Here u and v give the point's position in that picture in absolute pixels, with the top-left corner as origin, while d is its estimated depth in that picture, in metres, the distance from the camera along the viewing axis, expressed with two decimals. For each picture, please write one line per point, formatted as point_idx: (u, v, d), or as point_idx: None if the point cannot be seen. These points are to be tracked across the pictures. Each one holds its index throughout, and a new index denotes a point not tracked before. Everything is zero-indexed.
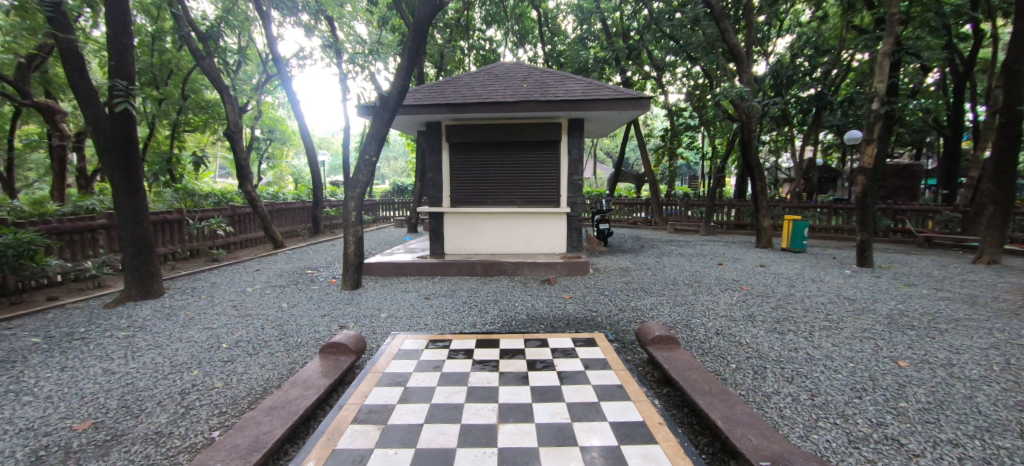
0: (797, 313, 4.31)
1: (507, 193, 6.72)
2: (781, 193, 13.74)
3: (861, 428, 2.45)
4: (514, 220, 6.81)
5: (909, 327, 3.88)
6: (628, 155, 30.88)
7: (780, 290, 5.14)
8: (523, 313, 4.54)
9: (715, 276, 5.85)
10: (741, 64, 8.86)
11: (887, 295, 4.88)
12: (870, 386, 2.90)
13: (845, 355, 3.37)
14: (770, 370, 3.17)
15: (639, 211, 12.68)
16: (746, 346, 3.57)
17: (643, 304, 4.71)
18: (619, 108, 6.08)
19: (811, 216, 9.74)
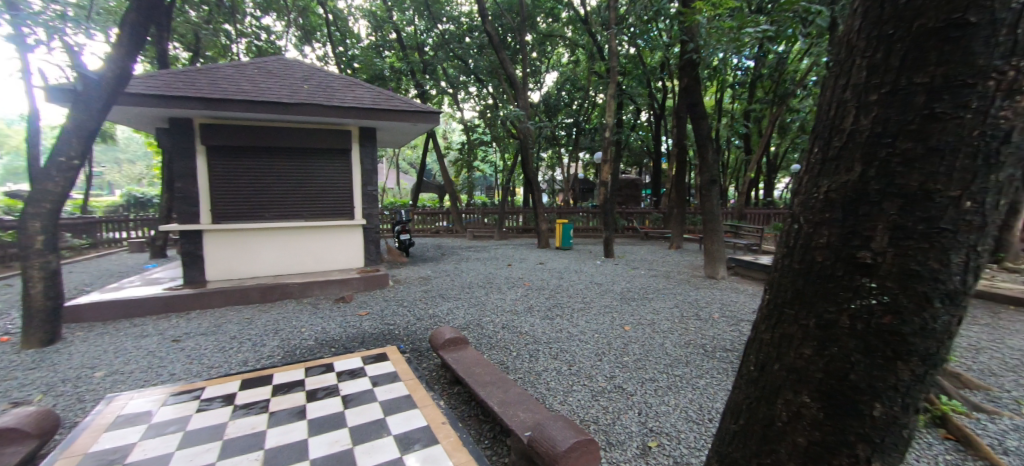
0: (562, 300, 5.24)
1: (289, 205, 5.93)
2: (555, 201, 16.51)
3: (600, 383, 3.14)
4: (300, 235, 6.05)
5: (631, 300, 5.22)
6: (431, 167, 31.76)
7: (552, 282, 6.15)
8: (310, 338, 4.06)
9: (504, 276, 6.56)
10: (518, 91, 10.25)
11: (620, 277, 6.44)
12: (606, 349, 3.75)
13: (592, 327, 4.27)
14: (541, 352, 3.72)
15: (441, 220, 13.07)
16: (524, 334, 4.11)
17: (440, 310, 4.87)
18: (410, 119, 6.16)
19: (576, 219, 12.02)
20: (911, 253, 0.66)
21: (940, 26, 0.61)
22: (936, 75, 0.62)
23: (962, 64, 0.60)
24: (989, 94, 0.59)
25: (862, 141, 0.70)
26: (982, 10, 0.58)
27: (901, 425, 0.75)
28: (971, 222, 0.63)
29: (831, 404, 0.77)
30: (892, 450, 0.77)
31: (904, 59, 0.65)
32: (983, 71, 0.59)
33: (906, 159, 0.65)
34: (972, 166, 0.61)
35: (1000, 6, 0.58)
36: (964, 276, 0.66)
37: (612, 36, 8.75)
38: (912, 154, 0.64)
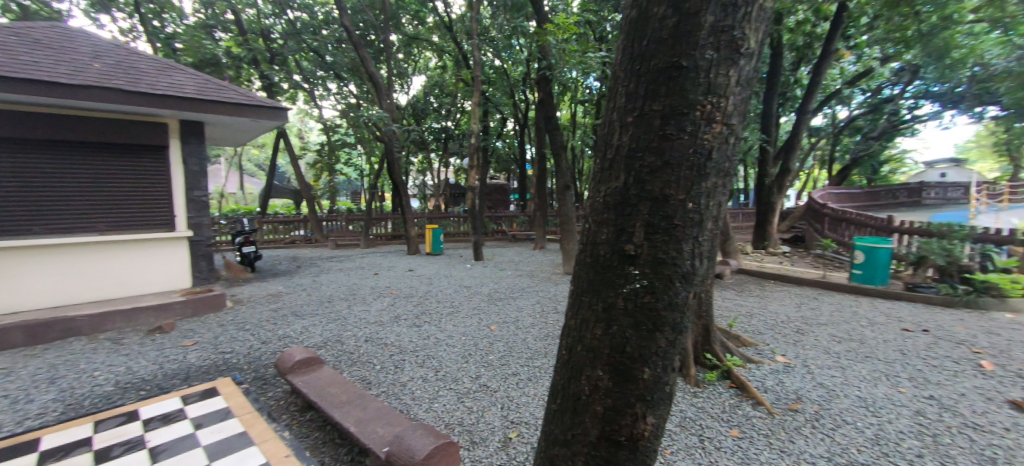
0: (430, 306, 5.22)
1: (73, 215, 4.59)
2: (427, 206, 16.32)
3: (466, 384, 3.20)
4: (91, 251, 4.72)
5: (497, 300, 5.48)
6: (284, 169, 28.25)
7: (421, 289, 6.07)
8: (109, 382, 3.20)
9: (369, 286, 6.22)
10: (380, 92, 9.83)
11: (488, 279, 6.70)
12: (472, 351, 3.85)
13: (459, 331, 4.35)
14: (407, 361, 3.62)
15: (296, 229, 11.66)
16: (390, 345, 3.95)
17: (292, 329, 4.36)
18: (251, 115, 5.42)
19: (447, 224, 12.07)
20: (658, 245, 0.83)
21: (667, 66, 0.78)
22: (665, 105, 0.79)
23: (680, 97, 0.77)
24: (696, 123, 0.77)
25: (625, 155, 0.85)
26: (689, 58, 0.76)
27: (663, 384, 0.94)
28: (693, 220, 0.82)
29: (617, 373, 0.93)
30: (659, 403, 0.96)
31: (647, 92, 0.81)
32: (691, 103, 0.77)
33: (652, 170, 0.81)
34: (690, 177, 0.80)
35: (700, 56, 0.75)
36: (694, 261, 0.85)
37: (475, 46, 9.04)
38: (654, 167, 0.81)
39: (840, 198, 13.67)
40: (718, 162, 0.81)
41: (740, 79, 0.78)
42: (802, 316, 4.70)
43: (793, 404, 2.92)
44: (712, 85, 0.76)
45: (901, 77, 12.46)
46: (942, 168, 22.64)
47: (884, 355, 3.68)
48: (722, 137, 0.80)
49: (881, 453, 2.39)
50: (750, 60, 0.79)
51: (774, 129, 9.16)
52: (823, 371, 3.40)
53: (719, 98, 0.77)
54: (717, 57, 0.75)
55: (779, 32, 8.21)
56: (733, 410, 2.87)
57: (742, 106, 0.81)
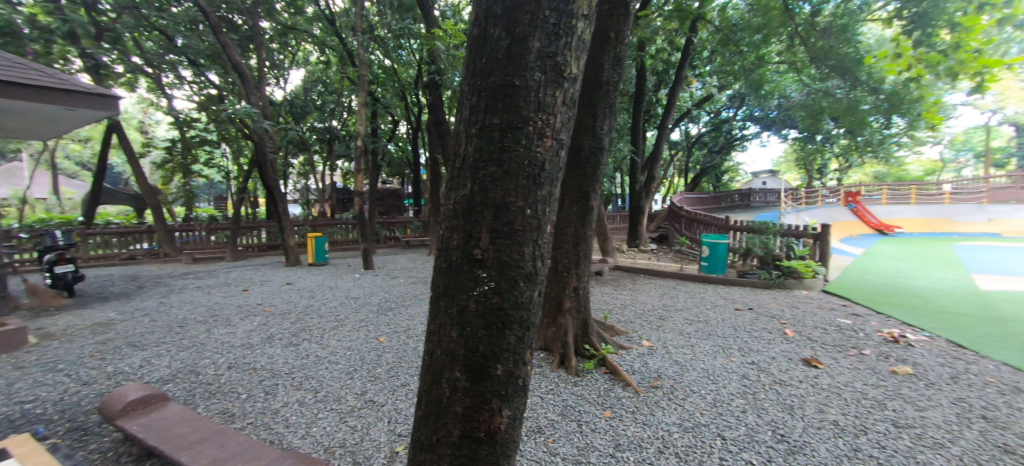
0: (311, 323, 4.82)
1: None
2: (310, 212, 14.95)
3: (349, 403, 3.01)
4: None
5: (387, 310, 5.29)
6: (118, 169, 23.24)
7: (300, 304, 5.55)
8: None
9: (236, 305, 5.49)
10: (247, 84, 8.73)
11: (378, 288, 6.42)
12: (358, 366, 3.65)
13: (344, 347, 4.09)
14: (281, 385, 3.28)
15: (138, 241, 9.69)
16: (260, 370, 3.55)
17: (129, 363, 3.62)
18: (69, 104, 4.39)
19: (332, 231, 11.22)
20: (502, 249, 0.89)
21: (503, 84, 0.84)
22: (501, 120, 0.85)
23: (514, 113, 0.84)
24: (529, 137, 0.85)
25: (470, 165, 0.90)
26: (522, 78, 0.83)
27: (517, 377, 1.01)
28: (533, 224, 0.90)
29: (472, 373, 0.97)
30: (514, 396, 1.03)
31: (487, 106, 0.87)
32: (525, 119, 0.85)
33: (493, 180, 0.87)
34: (527, 186, 0.87)
35: (530, 77, 0.84)
36: (535, 262, 0.93)
37: (361, 43, 8.57)
38: (496, 175, 0.87)
39: (693, 202, 16.14)
40: (552, 173, 0.91)
41: (566, 99, 0.89)
42: (663, 304, 5.44)
43: (654, 381, 3.35)
44: (541, 103, 0.85)
45: (734, 103, 15.23)
46: (763, 177, 28.12)
47: (721, 331, 4.45)
48: (553, 151, 0.89)
49: (717, 413, 2.88)
50: (575, 83, 0.90)
51: (641, 142, 10.44)
52: (677, 350, 3.98)
53: (548, 116, 0.86)
54: (544, 79, 0.84)
55: (643, 58, 9.40)
56: (606, 393, 3.18)
57: (568, 123, 0.91)
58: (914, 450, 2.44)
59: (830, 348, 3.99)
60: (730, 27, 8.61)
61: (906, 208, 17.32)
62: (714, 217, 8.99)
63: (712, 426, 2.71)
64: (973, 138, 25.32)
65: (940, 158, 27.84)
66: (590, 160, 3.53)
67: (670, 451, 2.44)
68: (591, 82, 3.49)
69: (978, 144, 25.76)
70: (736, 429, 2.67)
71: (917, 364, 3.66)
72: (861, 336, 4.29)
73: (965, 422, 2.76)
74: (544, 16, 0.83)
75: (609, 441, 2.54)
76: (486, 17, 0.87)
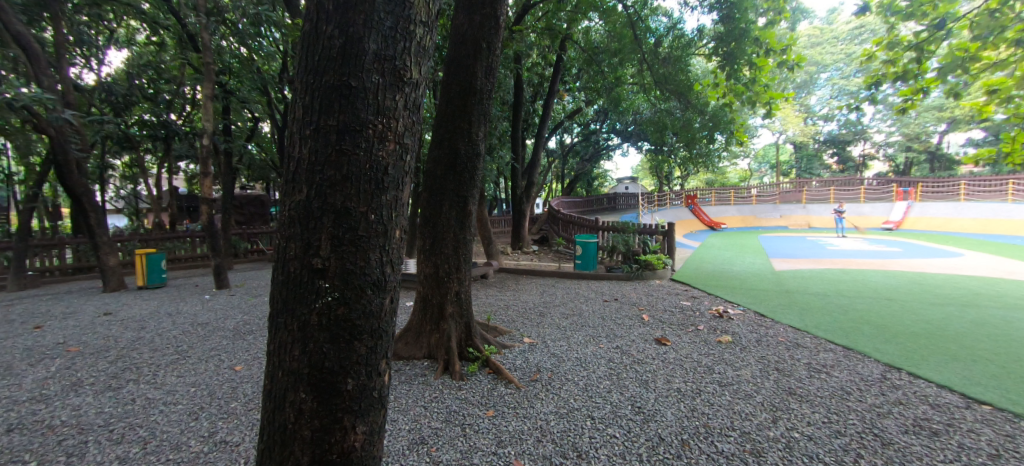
0: (140, 358, 3.96)
1: None
2: (140, 224, 12.28)
3: (194, 448, 2.54)
4: None
5: (245, 334, 4.62)
6: None
7: (124, 338, 4.52)
8: None
9: (21, 348, 4.21)
10: (36, 62, 6.81)
11: (235, 310, 5.57)
12: (206, 403, 3.12)
13: (187, 384, 3.44)
14: (92, 442, 2.62)
15: None
16: (59, 428, 2.78)
17: None
18: None
19: (172, 246, 9.37)
20: (344, 256, 0.85)
21: (338, 85, 0.81)
22: (339, 122, 0.81)
23: (352, 115, 0.81)
24: (369, 141, 0.83)
25: (305, 169, 0.84)
26: (358, 79, 0.81)
27: (371, 390, 0.97)
28: (378, 230, 0.88)
29: (319, 392, 0.90)
30: (369, 410, 0.98)
31: (321, 106, 0.82)
32: (364, 122, 0.82)
33: (331, 184, 0.82)
34: (370, 190, 0.85)
35: (367, 79, 0.82)
36: (383, 269, 0.92)
37: (206, 26, 7.35)
38: (335, 179, 0.82)
39: (569, 205, 17.56)
40: (396, 176, 0.90)
41: (407, 104, 0.89)
42: (543, 301, 5.80)
43: (534, 375, 3.55)
44: (381, 107, 0.84)
45: (599, 117, 17.05)
46: (625, 183, 31.99)
47: (592, 322, 4.92)
48: (396, 153, 0.89)
49: (588, 396, 3.17)
50: (416, 88, 0.91)
51: (521, 149, 10.98)
52: (554, 343, 4.27)
53: (388, 120, 0.86)
54: (382, 82, 0.83)
55: (519, 69, 9.91)
56: (489, 393, 3.26)
57: (411, 128, 0.92)
58: (732, 402, 3.03)
59: (675, 327, 4.72)
60: (593, 49, 9.61)
61: (729, 207, 21.45)
62: (585, 218, 9.94)
63: (584, 408, 2.98)
64: (769, 152, 32.64)
65: (748, 168, 35.22)
66: (466, 166, 3.60)
67: (547, 438, 2.60)
68: (465, 88, 3.58)
69: (772, 157, 33.30)
70: (602, 408, 2.98)
71: (734, 332, 4.56)
72: (697, 315, 5.16)
73: (765, 374, 3.52)
74: (379, 18, 0.82)
75: (491, 440, 2.60)
76: (317, 14, 0.83)
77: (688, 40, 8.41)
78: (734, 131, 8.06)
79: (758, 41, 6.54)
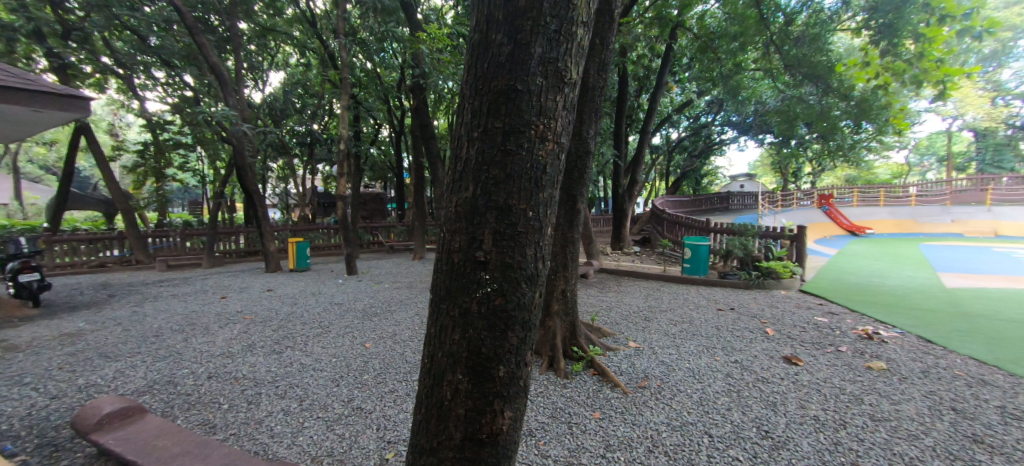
0: (294, 329, 4.75)
1: None
2: (290, 217, 14.68)
3: (337, 410, 2.96)
4: None
5: (371, 315, 5.25)
6: (85, 173, 22.63)
7: (283, 310, 5.47)
8: None
9: (214, 312, 5.37)
10: (225, 86, 8.52)
11: (363, 294, 6.34)
12: (345, 372, 3.61)
13: (329, 354, 4.02)
14: (264, 394, 3.20)
15: (108, 248, 9.38)
16: (242, 379, 3.46)
17: (101, 376, 3.49)
18: (28, 104, 4.06)
19: (314, 236, 11.02)
20: (505, 251, 0.90)
21: (505, 89, 0.86)
22: (504, 124, 0.86)
23: (517, 117, 0.85)
24: (531, 140, 0.87)
25: (472, 168, 0.90)
26: (524, 82, 0.85)
27: (518, 378, 1.02)
28: (535, 227, 0.92)
29: (475, 375, 0.97)
30: (515, 397, 1.03)
31: (489, 110, 0.88)
32: (527, 123, 0.86)
33: (496, 182, 0.88)
34: (530, 189, 0.89)
35: (531, 82, 0.85)
36: (537, 264, 0.95)
37: (342, 46, 8.43)
38: (499, 179, 0.87)
39: (674, 205, 16.49)
40: (553, 175, 0.93)
41: (566, 104, 0.91)
42: (648, 305, 5.54)
43: (642, 381, 3.40)
44: (543, 108, 0.87)
45: (712, 108, 15.69)
46: (740, 180, 29.07)
47: (705, 331, 4.56)
48: (554, 153, 0.91)
49: (704, 411, 2.94)
50: (574, 88, 0.92)
51: (624, 146, 10.63)
52: (663, 351, 4.04)
53: (549, 120, 0.89)
54: (545, 84, 0.86)
55: (624, 63, 9.58)
56: (595, 394, 3.21)
57: (568, 127, 0.94)
58: (891, 442, 2.54)
59: (808, 346, 4.13)
60: (709, 35, 8.78)
61: (876, 209, 18.04)
62: (694, 219, 9.25)
63: (700, 424, 2.76)
64: (936, 143, 26.65)
65: (905, 161, 29.19)
66: (576, 165, 3.59)
67: (660, 450, 2.47)
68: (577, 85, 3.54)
69: (941, 148, 27.09)
70: (722, 426, 2.73)
71: (890, 359, 3.82)
72: (836, 334, 4.44)
73: (937, 413, 2.88)
74: (546, 22, 0.85)
75: (600, 442, 2.56)
76: (488, 22, 0.89)
77: (829, 15, 7.23)
78: (890, 118, 6.68)
79: (929, 7, 5.34)
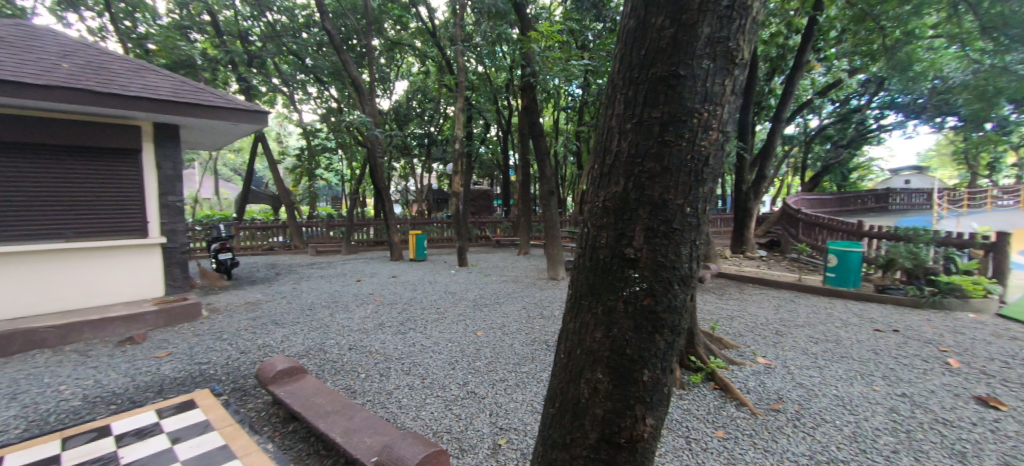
0: (415, 313, 5.25)
1: (54, 218, 4.35)
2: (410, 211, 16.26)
3: (453, 391, 3.19)
4: (74, 258, 4.49)
5: (481, 305, 5.55)
6: (261, 175, 28.08)
7: (405, 295, 6.08)
8: (76, 397, 2.98)
9: (352, 293, 6.21)
10: (363, 97, 9.71)
11: (473, 285, 6.74)
12: (459, 357, 3.86)
13: (445, 338, 4.36)
14: (393, 369, 3.59)
15: (275, 235, 11.41)
16: (375, 354, 3.93)
17: (273, 339, 4.27)
18: (227, 118, 5.18)
19: (430, 229, 12.02)
20: (657, 248, 0.84)
21: (665, 76, 0.80)
22: (663, 113, 0.81)
23: (678, 104, 0.79)
24: (694, 130, 0.80)
25: (624, 161, 0.87)
26: (689, 68, 0.79)
27: (662, 385, 0.96)
28: (692, 224, 0.85)
29: (617, 376, 0.93)
30: (658, 404, 0.97)
31: (645, 99, 0.83)
32: (689, 111, 0.79)
33: (650, 176, 0.83)
34: (689, 182, 0.82)
35: (697, 65, 0.79)
36: (692, 264, 0.88)
37: (459, 52, 9.01)
38: (654, 172, 0.82)
39: (812, 204, 14.22)
40: (715, 167, 0.85)
41: (735, 87, 0.82)
42: (780, 318, 4.86)
43: (774, 404, 3.00)
44: (708, 93, 0.80)
45: (868, 88, 13.12)
46: (906, 175, 23.87)
47: (858, 355, 3.83)
48: (720, 141, 0.83)
49: (859, 450, 2.46)
50: (744, 70, 0.83)
51: (750, 137, 9.49)
52: (801, 372, 3.51)
53: (716, 106, 0.81)
54: (713, 67, 0.79)
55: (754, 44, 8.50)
56: (717, 411, 2.91)
57: (735, 114, 0.84)
58: None
59: (1015, 387, 3.21)
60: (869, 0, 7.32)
61: None
62: (841, 222, 7.87)
63: (854, 463, 2.33)
64: None
65: None
66: None
67: None
68: None
69: None
70: None
71: None
72: None
73: None
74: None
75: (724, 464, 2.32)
76: (648, 7, 0.84)
77: None
78: None
79: None
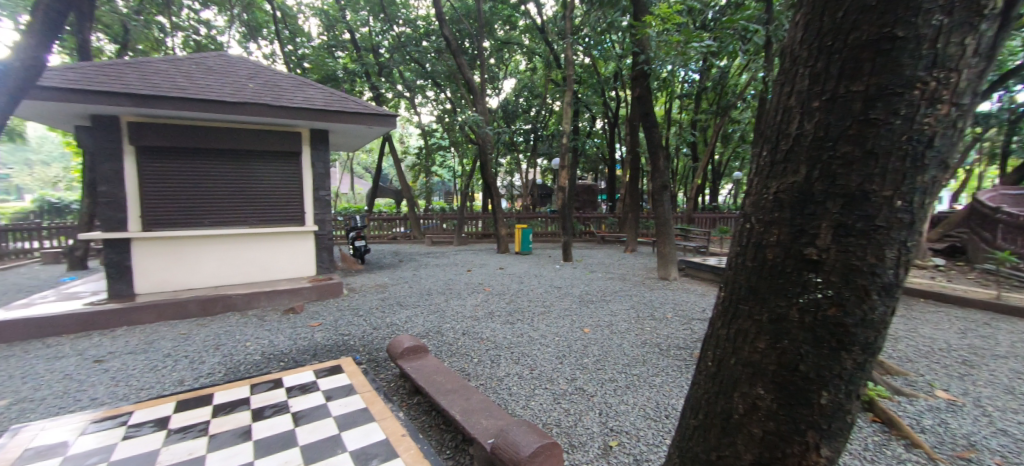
0: (523, 304, 5.39)
1: (242, 208, 5.45)
2: (514, 206, 16.76)
3: (561, 386, 3.19)
4: (254, 240, 5.58)
5: (588, 302, 5.46)
6: (386, 173, 31.55)
7: (513, 287, 6.29)
8: (257, 352, 3.71)
9: (464, 282, 6.63)
10: (476, 96, 10.20)
11: (579, 280, 6.67)
12: (567, 352, 3.85)
13: (552, 332, 4.39)
14: (502, 357, 3.74)
15: (398, 226, 12.73)
16: (486, 341, 4.13)
17: (398, 318, 4.76)
18: (363, 122, 5.85)
19: (535, 223, 12.23)
20: (851, 250, 0.70)
21: (873, 40, 0.67)
22: (868, 85, 0.67)
23: (891, 74, 0.65)
24: (914, 104, 0.65)
25: (807, 145, 0.75)
26: (911, 26, 0.64)
27: (845, 412, 0.80)
28: (902, 220, 0.69)
29: (785, 394, 0.81)
30: (837, 435, 0.82)
31: (842, 71, 0.70)
32: (908, 81, 0.64)
33: (846, 163, 0.70)
34: (902, 170, 0.67)
35: (924, 22, 0.63)
36: (897, 270, 0.72)
37: (568, 46, 8.93)
38: (852, 157, 0.69)
39: None
40: (941, 149, 0.68)
41: (979, 47, 0.65)
42: (971, 344, 3.85)
43: (963, 451, 2.38)
44: (940, 56, 0.64)
45: None
46: None
47: None
48: (950, 118, 0.66)
49: None
50: (994, 23, 0.65)
51: None
52: (1008, 416, 2.73)
53: (948, 73, 0.64)
54: (948, 23, 0.63)
55: None
56: (879, 449, 2.42)
57: (976, 80, 0.66)
58: None
59: None
60: None
61: None
62: None
63: None
64: None
65: None
66: None
67: None
68: None
69: None
70: None
71: None
72: None
73: None
74: None
75: None
76: None
77: None
78: None
79: None
